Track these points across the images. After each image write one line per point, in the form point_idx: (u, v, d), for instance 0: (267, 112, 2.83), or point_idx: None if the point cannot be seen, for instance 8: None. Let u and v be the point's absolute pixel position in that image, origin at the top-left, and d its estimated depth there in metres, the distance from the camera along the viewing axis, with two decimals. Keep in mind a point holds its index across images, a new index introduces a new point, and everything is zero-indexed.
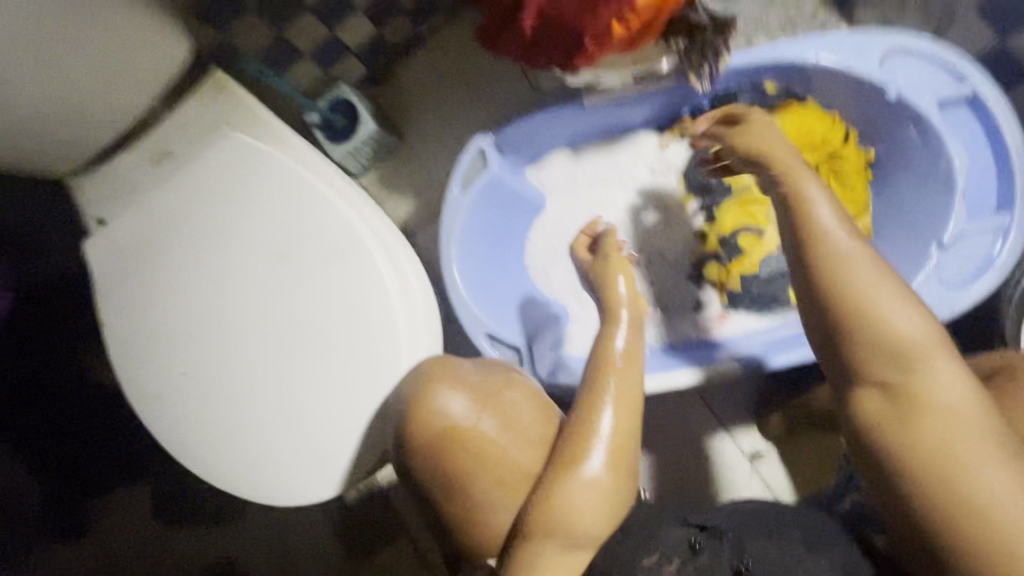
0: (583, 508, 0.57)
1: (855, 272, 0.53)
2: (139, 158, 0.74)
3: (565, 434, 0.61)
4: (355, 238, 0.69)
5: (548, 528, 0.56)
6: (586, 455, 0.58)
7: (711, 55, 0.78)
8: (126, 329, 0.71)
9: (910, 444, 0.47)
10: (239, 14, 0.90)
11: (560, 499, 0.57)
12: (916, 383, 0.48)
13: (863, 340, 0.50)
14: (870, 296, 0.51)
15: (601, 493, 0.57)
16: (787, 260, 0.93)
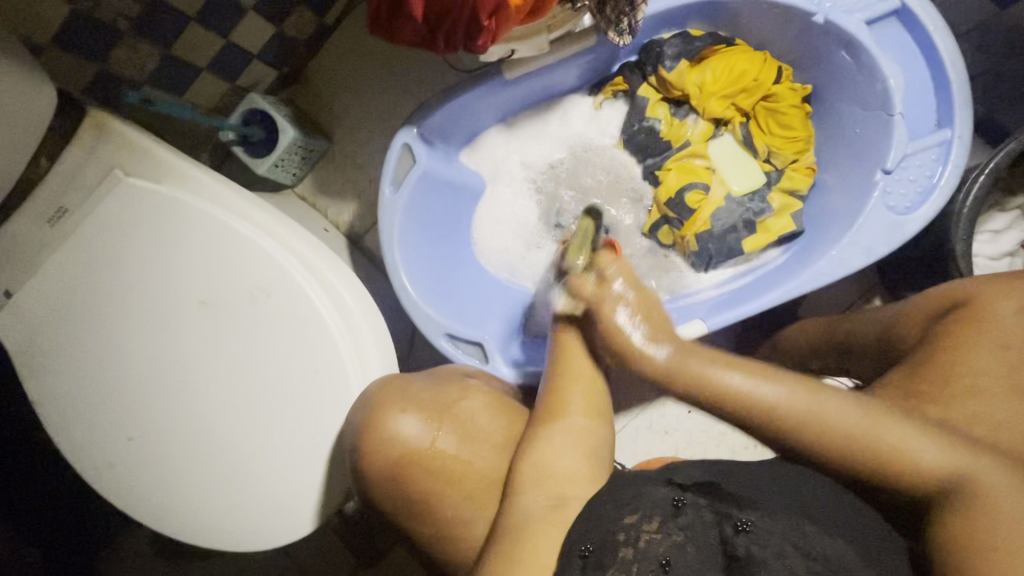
0: (565, 455, 0.58)
1: (822, 409, 0.52)
2: (31, 219, 0.68)
3: (539, 398, 0.63)
4: (275, 267, 0.64)
5: (527, 486, 0.56)
6: (560, 410, 0.60)
7: (625, 3, 0.73)
8: (58, 404, 0.66)
9: (986, 548, 0.45)
10: (113, 41, 0.80)
11: (537, 455, 0.58)
12: (970, 495, 0.47)
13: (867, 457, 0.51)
14: (852, 426, 0.51)
15: (575, 448, 0.58)
16: (739, 212, 0.87)
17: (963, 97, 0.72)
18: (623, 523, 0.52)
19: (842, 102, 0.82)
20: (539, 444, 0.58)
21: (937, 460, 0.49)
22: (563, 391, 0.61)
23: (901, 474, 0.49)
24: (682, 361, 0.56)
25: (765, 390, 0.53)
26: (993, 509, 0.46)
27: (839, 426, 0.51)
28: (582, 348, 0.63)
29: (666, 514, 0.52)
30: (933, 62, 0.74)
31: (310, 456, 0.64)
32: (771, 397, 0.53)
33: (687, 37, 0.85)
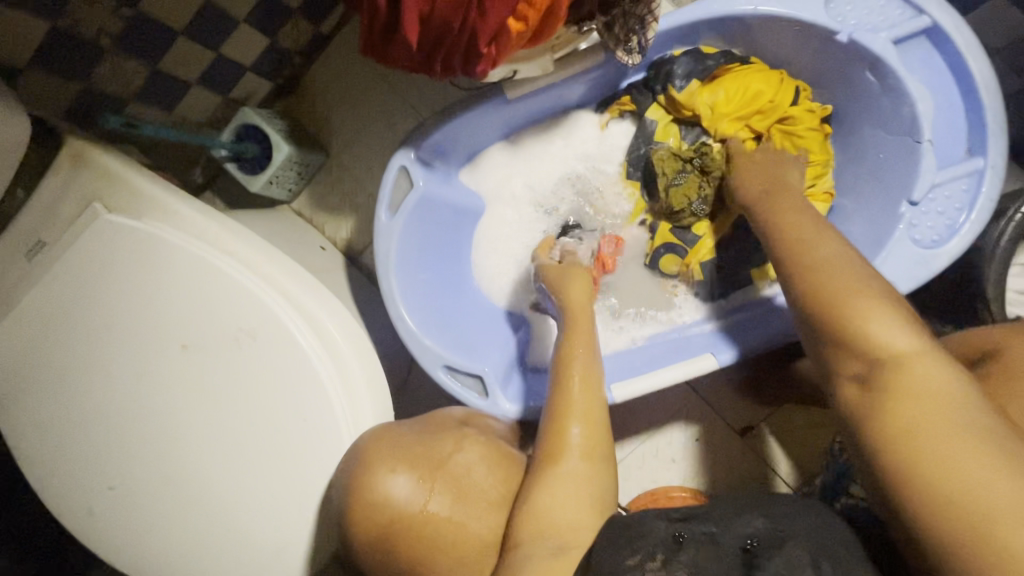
0: (561, 504, 0.54)
1: (858, 303, 0.51)
2: (7, 255, 0.65)
3: (538, 437, 0.60)
4: (262, 309, 0.61)
5: (525, 536, 0.54)
6: (560, 453, 0.57)
7: (635, 22, 0.67)
8: (38, 448, 0.64)
9: (916, 438, 0.43)
10: (95, 59, 0.77)
11: (535, 502, 0.55)
12: (905, 387, 0.45)
13: (858, 344, 0.49)
14: (888, 343, 0.48)
15: (574, 494, 0.55)
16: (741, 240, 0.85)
17: (997, 124, 0.67)
18: (626, 565, 0.49)
19: (865, 124, 0.78)
20: (539, 490, 0.55)
21: (931, 381, 0.45)
22: (564, 428, 0.58)
23: (894, 373, 0.47)
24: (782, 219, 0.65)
25: (861, 301, 0.51)
26: (956, 432, 0.42)
27: (875, 332, 0.49)
28: (579, 381, 0.61)
29: (668, 550, 0.50)
30: (965, 85, 0.69)
31: (298, 510, 0.61)
32: (847, 295, 0.52)
33: (699, 55, 0.80)
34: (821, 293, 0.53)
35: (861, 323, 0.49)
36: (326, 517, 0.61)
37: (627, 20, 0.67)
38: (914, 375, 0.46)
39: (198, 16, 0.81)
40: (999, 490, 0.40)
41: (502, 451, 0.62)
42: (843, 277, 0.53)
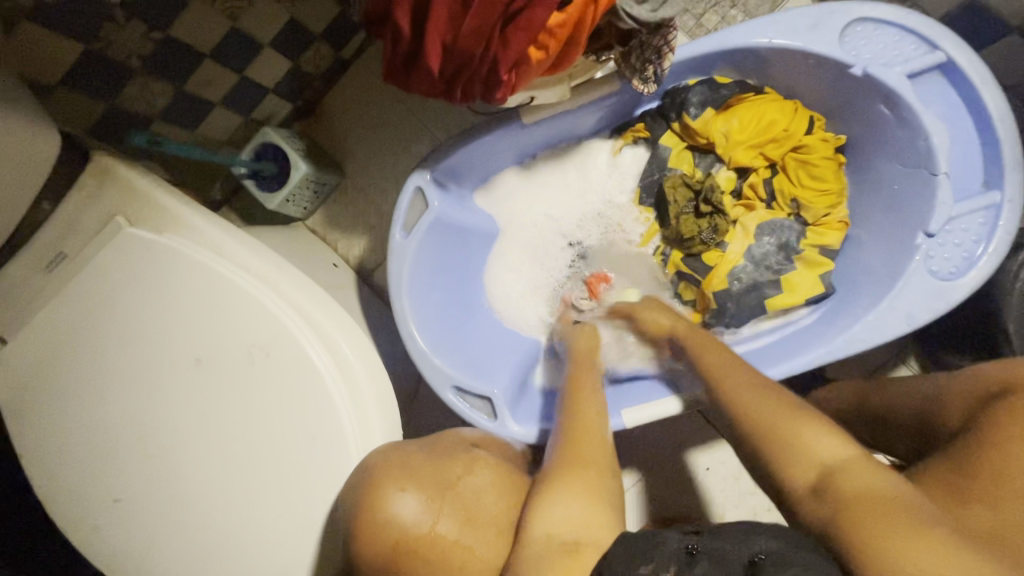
0: (572, 509, 0.54)
1: (793, 422, 0.54)
2: (29, 266, 0.66)
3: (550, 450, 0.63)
4: (277, 325, 0.61)
5: (539, 531, 0.53)
6: (576, 463, 0.58)
7: (651, 53, 0.69)
8: (46, 458, 0.63)
9: (873, 541, 0.43)
10: (124, 79, 0.79)
11: (542, 505, 0.55)
12: (843, 485, 0.48)
13: (788, 456, 0.53)
14: (820, 448, 0.52)
15: (581, 501, 0.55)
16: (758, 268, 0.83)
17: (1014, 158, 0.67)
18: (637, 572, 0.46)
19: (879, 155, 0.78)
20: (547, 496, 0.55)
21: (834, 456, 0.51)
22: (564, 459, 0.60)
23: (840, 479, 0.49)
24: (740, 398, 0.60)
25: (785, 416, 0.55)
26: (909, 529, 0.43)
27: (810, 440, 0.52)
28: (584, 408, 0.67)
29: (681, 565, 0.47)
30: (981, 119, 0.69)
31: (302, 531, 0.60)
32: (756, 408, 0.57)
33: (713, 84, 0.81)
34: (748, 414, 0.57)
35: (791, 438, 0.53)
36: (330, 539, 0.60)
37: (645, 51, 0.69)
38: (853, 476, 0.49)
39: (226, 39, 0.84)
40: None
41: (510, 476, 0.61)
42: (754, 399, 0.58)
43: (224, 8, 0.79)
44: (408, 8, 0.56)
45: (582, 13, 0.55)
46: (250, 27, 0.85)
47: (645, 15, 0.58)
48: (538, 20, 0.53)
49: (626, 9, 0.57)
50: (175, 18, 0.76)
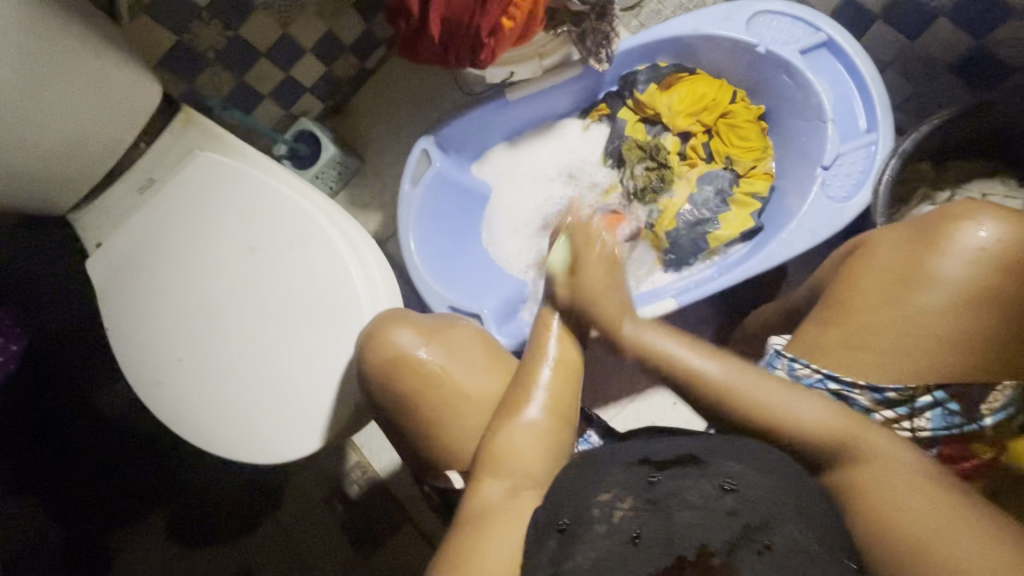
0: (526, 447, 0.62)
1: (748, 393, 0.60)
2: (126, 189, 0.87)
3: (510, 388, 0.68)
4: (311, 221, 0.79)
5: (489, 476, 0.61)
6: (525, 404, 0.65)
7: (601, 38, 0.92)
8: (127, 329, 0.81)
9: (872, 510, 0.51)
10: (201, 66, 1.03)
11: (502, 437, 0.63)
12: (810, 433, 0.57)
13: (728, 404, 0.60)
14: (808, 419, 0.58)
15: (537, 435, 0.63)
16: (699, 212, 1.01)
17: (883, 106, 0.87)
18: (598, 499, 0.52)
19: (789, 116, 0.98)
20: (506, 429, 0.64)
21: (773, 403, 0.59)
22: (521, 405, 0.65)
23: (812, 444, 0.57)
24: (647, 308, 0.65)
25: (774, 388, 0.60)
26: (895, 488, 0.52)
27: (744, 399, 0.59)
28: (557, 352, 0.67)
29: (638, 492, 0.52)
30: (857, 80, 0.90)
31: (326, 378, 0.76)
32: (769, 401, 0.59)
33: (655, 66, 1.03)
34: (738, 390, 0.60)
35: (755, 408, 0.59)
36: (347, 382, 0.76)
37: (596, 36, 0.91)
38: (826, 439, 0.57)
39: (276, 43, 1.08)
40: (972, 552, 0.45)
41: (489, 336, 0.76)
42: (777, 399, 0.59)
43: (277, 16, 1.04)
44: None
45: None
46: (296, 33, 1.10)
47: None
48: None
49: None
50: (243, 22, 1.01)
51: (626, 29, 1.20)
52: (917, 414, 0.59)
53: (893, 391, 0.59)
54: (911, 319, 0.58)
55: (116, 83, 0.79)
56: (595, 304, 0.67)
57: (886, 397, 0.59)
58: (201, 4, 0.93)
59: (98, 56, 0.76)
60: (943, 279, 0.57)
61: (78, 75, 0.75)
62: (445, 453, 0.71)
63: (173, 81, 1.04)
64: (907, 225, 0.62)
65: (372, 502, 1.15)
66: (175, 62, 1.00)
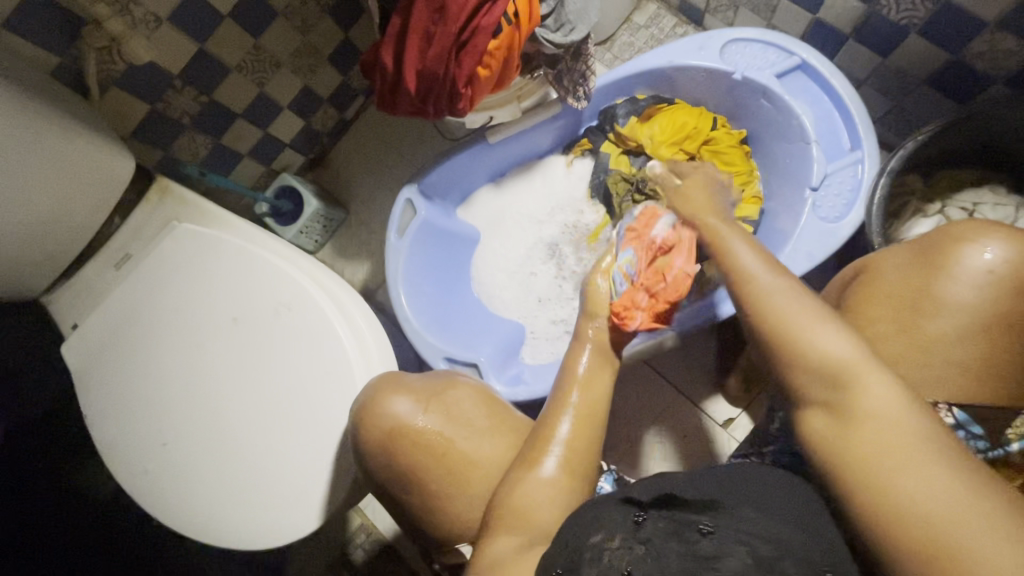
0: (542, 504, 0.58)
1: (773, 303, 0.53)
2: (103, 266, 0.84)
3: (527, 443, 0.65)
4: (296, 286, 0.76)
5: (504, 530, 0.57)
6: (541, 460, 0.62)
7: (578, 76, 0.91)
8: (109, 412, 0.78)
9: (866, 467, 0.44)
10: (176, 132, 1.01)
11: (516, 496, 0.59)
12: (851, 395, 0.47)
13: (772, 329, 0.52)
14: (834, 351, 0.48)
15: (554, 490, 0.59)
16: None
17: (865, 124, 0.86)
18: (591, 541, 0.49)
19: (772, 138, 0.98)
20: (519, 489, 0.60)
21: (835, 350, 0.48)
22: (536, 461, 0.62)
23: (848, 395, 0.47)
24: (769, 296, 0.53)
25: (804, 312, 0.51)
26: (921, 463, 0.42)
27: (772, 307, 0.53)
28: (577, 398, 0.66)
29: (627, 531, 0.49)
30: (836, 100, 0.90)
31: (321, 451, 0.72)
32: (795, 318, 0.51)
33: (634, 100, 1.03)
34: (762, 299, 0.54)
35: (762, 302, 0.53)
36: (345, 455, 0.72)
37: (572, 75, 0.91)
38: (858, 398, 0.47)
39: (252, 102, 1.07)
40: (940, 496, 0.41)
41: (490, 392, 0.73)
42: (791, 311, 0.51)
43: (251, 77, 1.03)
44: (390, 50, 0.79)
45: (511, 39, 0.76)
46: (272, 91, 1.08)
47: (559, 40, 0.80)
48: (479, 45, 0.74)
49: (543, 35, 0.79)
50: (217, 85, 0.99)
51: (602, 62, 1.21)
52: None
53: None
54: (927, 348, 0.56)
55: (87, 159, 0.77)
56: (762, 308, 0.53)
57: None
58: (173, 72, 0.92)
59: (65, 133, 0.73)
60: (953, 302, 0.55)
61: (47, 156, 0.72)
62: (454, 523, 0.67)
63: (149, 149, 1.02)
64: (913, 248, 0.61)
65: (378, 567, 1.09)
66: (150, 130, 0.99)
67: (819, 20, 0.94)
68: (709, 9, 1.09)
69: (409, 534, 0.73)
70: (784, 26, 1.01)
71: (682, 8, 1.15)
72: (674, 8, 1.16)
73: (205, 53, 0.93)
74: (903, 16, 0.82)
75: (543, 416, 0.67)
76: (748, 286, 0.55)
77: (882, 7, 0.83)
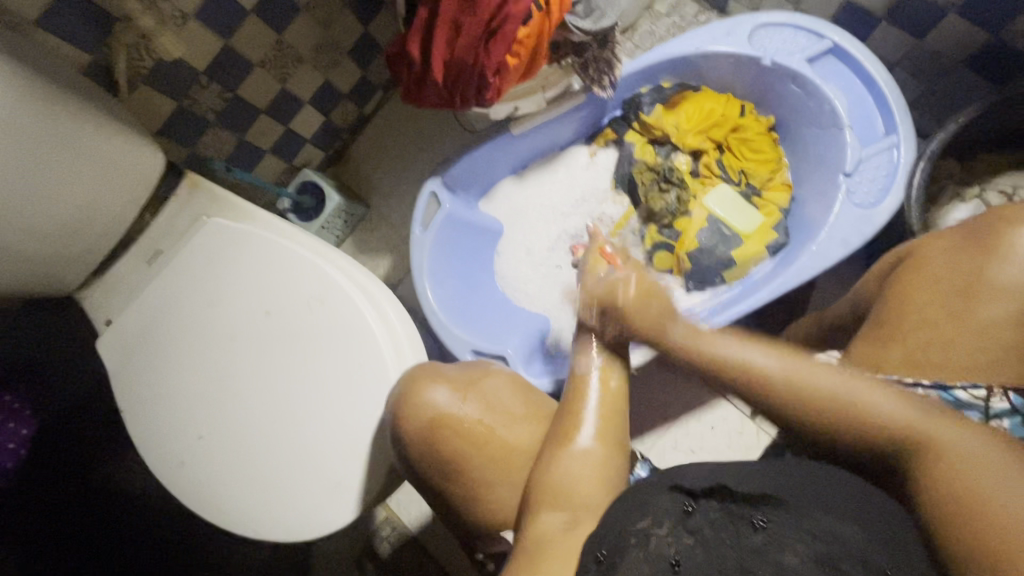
0: (582, 481, 0.58)
1: (809, 378, 0.53)
2: (136, 262, 0.85)
3: (555, 420, 0.64)
4: (327, 279, 0.76)
5: (544, 507, 0.58)
6: (574, 434, 0.61)
7: (604, 65, 0.90)
8: (145, 406, 0.78)
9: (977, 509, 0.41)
10: (202, 129, 1.01)
11: (554, 476, 0.59)
12: (933, 443, 0.47)
13: (834, 415, 0.51)
14: (886, 413, 0.49)
15: (591, 467, 0.59)
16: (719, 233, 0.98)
17: (900, 107, 0.85)
18: (636, 527, 0.50)
19: (802, 124, 0.96)
20: (555, 466, 0.59)
21: (893, 414, 0.49)
22: (570, 437, 0.61)
23: (928, 454, 0.47)
24: (792, 368, 0.54)
25: (838, 380, 0.52)
26: (1010, 483, 0.41)
27: (823, 390, 0.52)
28: (597, 380, 0.64)
29: (675, 519, 0.50)
30: (869, 83, 0.88)
31: (356, 442, 0.72)
32: (853, 399, 0.51)
33: (659, 88, 1.02)
34: (797, 378, 0.53)
35: (807, 380, 0.53)
36: (380, 445, 0.72)
37: (599, 63, 0.90)
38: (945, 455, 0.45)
39: (275, 98, 1.07)
40: None
41: (524, 382, 0.73)
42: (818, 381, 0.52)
43: (274, 72, 1.03)
44: (418, 41, 0.79)
45: (540, 27, 0.75)
46: (293, 86, 1.08)
47: (588, 27, 0.79)
48: (508, 33, 0.74)
49: (572, 22, 0.78)
50: (242, 81, 0.99)
51: (623, 51, 1.19)
52: (992, 422, 0.52)
53: (964, 391, 0.53)
54: (980, 332, 0.54)
55: (120, 155, 0.78)
56: (801, 389, 0.53)
57: (956, 398, 0.53)
58: (198, 68, 0.92)
59: (98, 130, 0.74)
60: (1009, 284, 0.53)
61: (81, 152, 0.73)
62: (492, 514, 0.67)
63: (175, 147, 1.02)
64: (959, 229, 0.59)
65: (404, 558, 1.09)
66: (177, 127, 0.99)
67: (850, 2, 0.92)
68: None
69: (447, 524, 0.73)
70: (814, 10, 0.99)
71: None
72: None
73: (230, 48, 0.93)
74: None
75: (564, 394, 0.65)
76: (757, 379, 0.54)
77: None
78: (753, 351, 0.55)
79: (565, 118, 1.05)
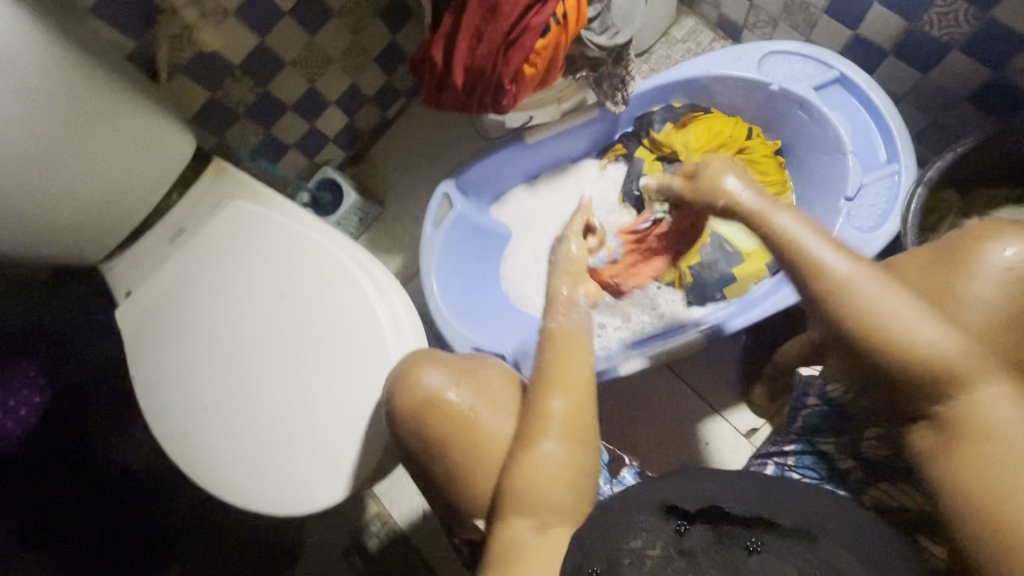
0: (544, 481, 0.59)
1: (849, 301, 0.52)
2: (158, 239, 0.89)
3: (522, 415, 0.64)
4: (339, 263, 0.79)
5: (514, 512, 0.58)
6: (537, 435, 0.61)
7: (617, 80, 0.94)
8: (156, 375, 0.81)
9: (978, 461, 0.47)
10: (231, 120, 1.07)
11: (519, 475, 0.59)
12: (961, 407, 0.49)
13: (851, 313, 0.52)
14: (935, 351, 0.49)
15: (554, 467, 0.59)
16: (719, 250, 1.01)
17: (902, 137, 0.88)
18: (628, 546, 0.51)
19: (807, 150, 0.99)
20: (516, 468, 0.60)
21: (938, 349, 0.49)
22: (534, 438, 0.61)
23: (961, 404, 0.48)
24: (856, 277, 0.53)
25: (906, 308, 0.51)
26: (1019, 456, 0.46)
27: (853, 302, 0.52)
28: (558, 383, 0.63)
29: (669, 538, 0.52)
30: (873, 113, 0.91)
31: (353, 421, 0.74)
32: (885, 314, 0.51)
33: (671, 107, 1.06)
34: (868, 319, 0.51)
35: (836, 288, 0.53)
36: (375, 426, 0.74)
37: (612, 79, 0.94)
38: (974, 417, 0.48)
39: (302, 96, 1.12)
40: None
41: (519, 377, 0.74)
42: (869, 291, 0.52)
43: (305, 72, 1.08)
44: (441, 46, 0.83)
45: (558, 39, 0.80)
46: (322, 85, 1.14)
47: (603, 42, 0.84)
48: (526, 43, 0.78)
49: (588, 37, 0.83)
50: (274, 78, 1.05)
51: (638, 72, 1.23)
52: None
53: None
54: None
55: (154, 136, 0.82)
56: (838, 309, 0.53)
57: None
58: (234, 61, 0.98)
59: (136, 112, 0.79)
60: None
61: (119, 130, 0.78)
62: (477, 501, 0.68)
63: (204, 135, 1.08)
64: None
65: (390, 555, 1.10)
66: (207, 116, 1.04)
67: (858, 36, 0.96)
68: (747, 25, 1.12)
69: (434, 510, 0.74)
70: (822, 42, 1.03)
71: (720, 22, 1.17)
72: (713, 21, 1.18)
73: (265, 47, 0.99)
74: (945, 32, 0.83)
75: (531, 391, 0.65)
76: (826, 281, 0.54)
77: (924, 23, 0.85)
78: (830, 254, 0.54)
79: (580, 130, 1.09)
